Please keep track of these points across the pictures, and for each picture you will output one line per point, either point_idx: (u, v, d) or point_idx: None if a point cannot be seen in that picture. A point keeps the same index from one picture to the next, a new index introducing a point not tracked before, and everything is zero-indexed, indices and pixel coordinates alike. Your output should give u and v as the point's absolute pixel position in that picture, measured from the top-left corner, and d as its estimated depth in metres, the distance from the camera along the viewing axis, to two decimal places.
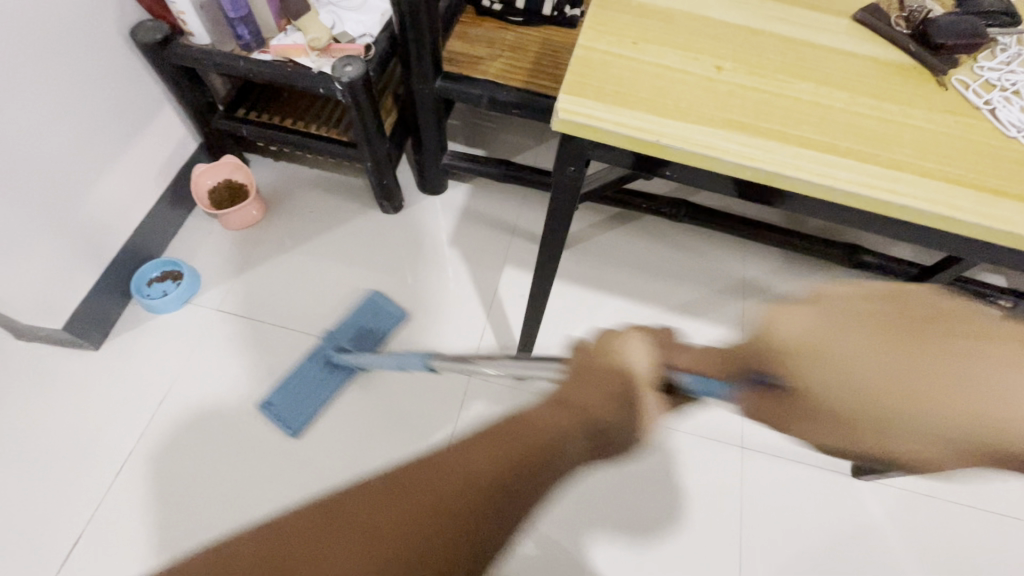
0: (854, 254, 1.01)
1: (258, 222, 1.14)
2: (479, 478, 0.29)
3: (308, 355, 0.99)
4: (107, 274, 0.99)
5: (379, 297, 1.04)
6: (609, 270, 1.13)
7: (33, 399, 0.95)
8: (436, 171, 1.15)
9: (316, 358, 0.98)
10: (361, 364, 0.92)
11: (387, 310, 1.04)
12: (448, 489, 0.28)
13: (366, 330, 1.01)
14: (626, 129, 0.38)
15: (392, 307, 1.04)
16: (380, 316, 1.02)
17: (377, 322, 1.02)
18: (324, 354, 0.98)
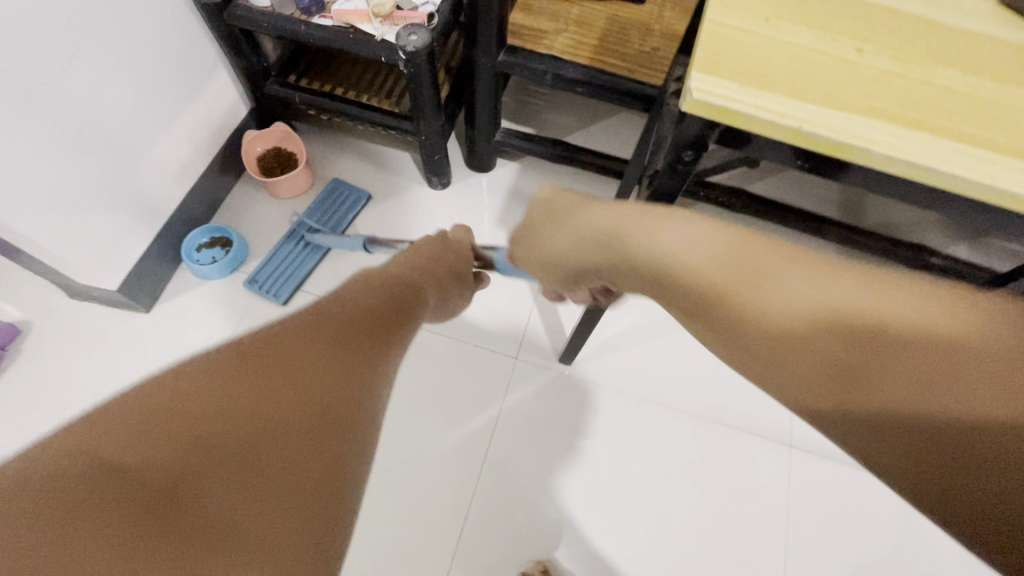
0: (925, 252, 0.99)
1: (305, 191, 1.13)
2: (303, 478, 0.35)
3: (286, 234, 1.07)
4: (159, 239, 0.99)
5: (339, 184, 1.12)
6: None
7: (86, 359, 0.96)
8: (488, 148, 1.12)
9: (294, 238, 1.06)
10: (324, 240, 1.02)
11: (347, 193, 1.12)
12: (252, 512, 0.32)
13: (339, 219, 1.09)
14: (765, 114, 0.35)
15: (353, 189, 1.12)
16: (337, 198, 1.11)
17: (343, 210, 1.10)
18: (301, 232, 1.06)
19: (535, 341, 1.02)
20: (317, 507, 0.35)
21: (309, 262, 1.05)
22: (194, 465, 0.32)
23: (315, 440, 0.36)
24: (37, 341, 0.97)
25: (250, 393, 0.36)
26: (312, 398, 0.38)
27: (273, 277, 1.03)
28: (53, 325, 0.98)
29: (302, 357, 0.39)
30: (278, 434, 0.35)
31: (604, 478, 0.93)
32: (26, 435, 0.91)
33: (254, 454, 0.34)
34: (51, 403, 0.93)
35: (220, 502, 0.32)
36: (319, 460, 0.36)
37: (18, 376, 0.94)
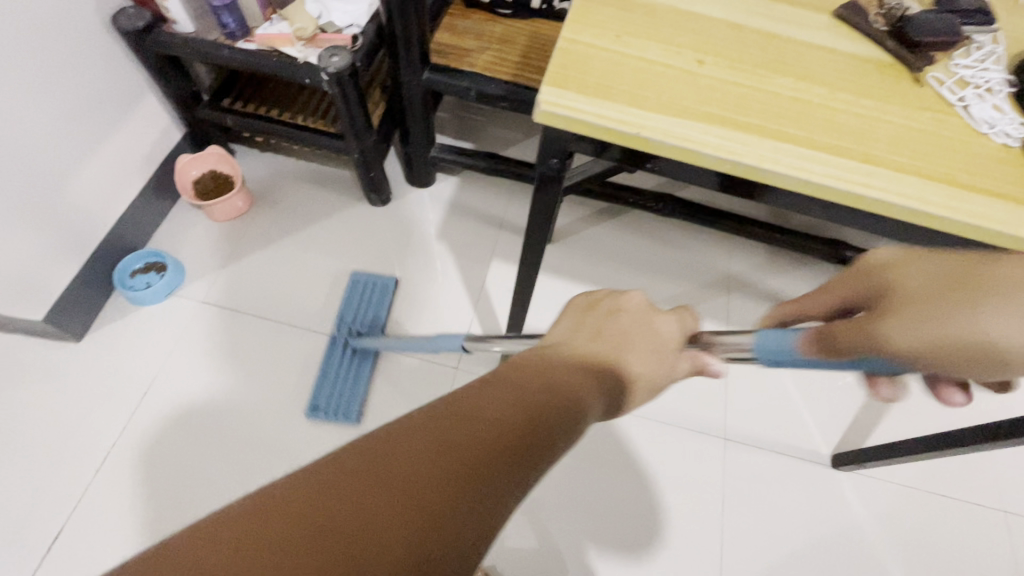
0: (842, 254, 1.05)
1: (244, 212, 1.13)
2: (453, 455, 0.25)
3: (330, 344, 1.00)
4: (89, 266, 0.97)
5: (361, 279, 1.07)
6: (598, 263, 1.15)
7: (12, 392, 0.93)
8: (425, 164, 1.15)
9: (339, 346, 0.99)
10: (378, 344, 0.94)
11: (374, 283, 1.06)
12: (410, 497, 0.24)
13: (380, 320, 1.02)
14: (606, 122, 0.38)
15: (379, 279, 1.07)
16: (363, 292, 1.05)
17: (379, 309, 1.03)
18: (343, 339, 0.99)
19: None
20: (479, 475, 0.26)
21: (367, 368, 0.98)
22: (425, 438, 0.26)
23: (502, 444, 0.27)
24: None
25: (439, 414, 0.27)
26: (536, 393, 0.31)
27: (354, 394, 0.95)
28: None
29: (528, 361, 0.34)
30: (414, 428, 0.26)
31: (546, 483, 0.94)
32: None
33: (391, 443, 0.25)
34: None
35: (396, 493, 0.24)
36: (490, 436, 0.27)
37: None
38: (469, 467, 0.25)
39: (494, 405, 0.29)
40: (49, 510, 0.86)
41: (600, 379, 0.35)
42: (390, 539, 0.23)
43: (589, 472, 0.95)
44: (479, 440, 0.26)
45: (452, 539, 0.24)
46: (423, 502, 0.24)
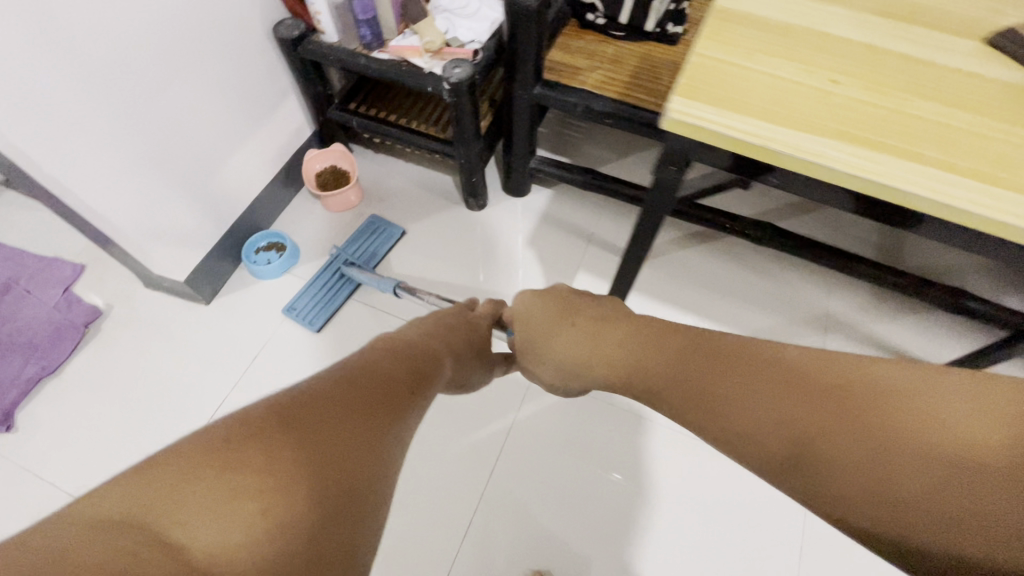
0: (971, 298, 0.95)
1: (354, 206, 1.23)
2: (328, 486, 0.34)
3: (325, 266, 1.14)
4: (225, 240, 1.11)
5: (378, 220, 1.20)
6: (685, 287, 1.13)
7: (150, 340, 1.07)
8: (523, 174, 1.20)
9: (332, 268, 1.13)
10: (359, 276, 1.08)
11: (385, 228, 1.19)
12: (332, 467, 0.35)
13: (379, 253, 1.16)
14: (735, 134, 0.40)
15: (390, 226, 1.19)
16: (376, 234, 1.18)
17: (382, 244, 1.17)
18: (338, 265, 1.13)
19: None
20: (349, 503, 0.35)
21: (341, 294, 1.11)
22: (297, 444, 0.34)
23: (378, 409, 0.40)
24: (114, 323, 1.08)
25: (315, 415, 0.37)
26: (378, 387, 0.42)
27: (330, 309, 1.09)
28: (128, 310, 1.09)
29: (366, 364, 0.44)
30: (305, 433, 0.35)
31: (605, 494, 0.94)
32: (94, 405, 1.01)
33: (306, 431, 0.35)
34: (117, 377, 1.03)
35: (316, 458, 0.34)
36: (370, 441, 0.37)
37: (88, 354, 1.05)
38: (386, 398, 0.42)
39: (390, 356, 0.48)
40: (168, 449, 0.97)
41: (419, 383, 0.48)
42: (305, 508, 0.33)
43: (637, 483, 0.95)
44: (383, 378, 0.44)
45: (389, 439, 0.39)
46: (338, 476, 0.34)
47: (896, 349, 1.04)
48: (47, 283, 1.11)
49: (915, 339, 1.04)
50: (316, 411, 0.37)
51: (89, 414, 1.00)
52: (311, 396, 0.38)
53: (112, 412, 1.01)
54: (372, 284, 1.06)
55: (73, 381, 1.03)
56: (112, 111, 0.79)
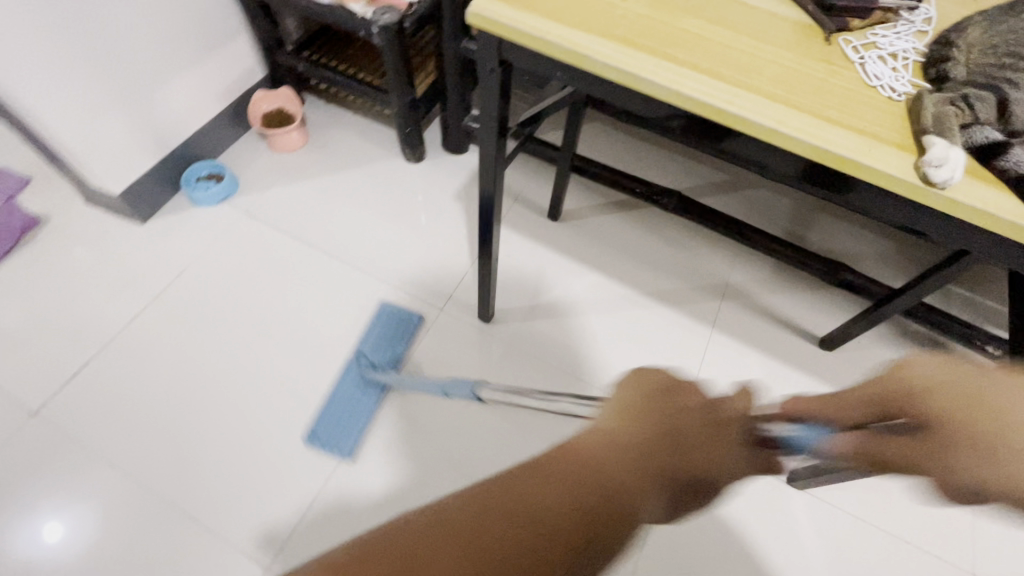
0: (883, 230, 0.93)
1: (297, 148, 1.29)
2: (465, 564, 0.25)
3: (343, 373, 0.99)
4: (164, 163, 1.16)
5: (235, 181, 1.22)
6: (597, 247, 1.19)
7: (81, 250, 1.11)
8: (457, 131, 1.26)
9: (351, 378, 0.98)
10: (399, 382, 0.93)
11: (400, 313, 1.05)
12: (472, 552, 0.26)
13: (397, 355, 1.01)
14: (519, 27, 0.46)
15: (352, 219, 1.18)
16: (291, 207, 1.20)
17: (400, 344, 1.02)
18: (358, 370, 0.99)
19: (464, 301, 1.10)
20: (572, 542, 0.26)
21: (371, 404, 0.96)
22: (512, 516, 0.27)
23: (587, 481, 0.28)
24: (50, 231, 1.13)
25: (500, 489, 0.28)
26: (568, 462, 0.29)
27: (357, 438, 0.94)
28: (65, 220, 1.14)
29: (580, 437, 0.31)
30: (528, 478, 0.28)
31: (517, 457, 0.96)
32: (16, 303, 1.05)
33: (520, 495, 0.27)
34: (44, 280, 1.08)
35: (494, 542, 0.26)
36: (566, 494, 0.27)
37: (20, 258, 1.10)
38: (588, 474, 0.28)
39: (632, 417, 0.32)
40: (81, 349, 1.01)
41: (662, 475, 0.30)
42: None
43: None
44: (665, 452, 0.31)
45: (646, 504, 0.29)
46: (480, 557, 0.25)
47: (781, 317, 1.12)
48: None
49: (797, 310, 1.13)
50: (501, 493, 0.27)
51: (9, 311, 1.04)
52: (527, 465, 0.29)
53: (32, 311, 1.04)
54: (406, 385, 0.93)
55: (1, 279, 1.07)
56: (53, 15, 0.85)
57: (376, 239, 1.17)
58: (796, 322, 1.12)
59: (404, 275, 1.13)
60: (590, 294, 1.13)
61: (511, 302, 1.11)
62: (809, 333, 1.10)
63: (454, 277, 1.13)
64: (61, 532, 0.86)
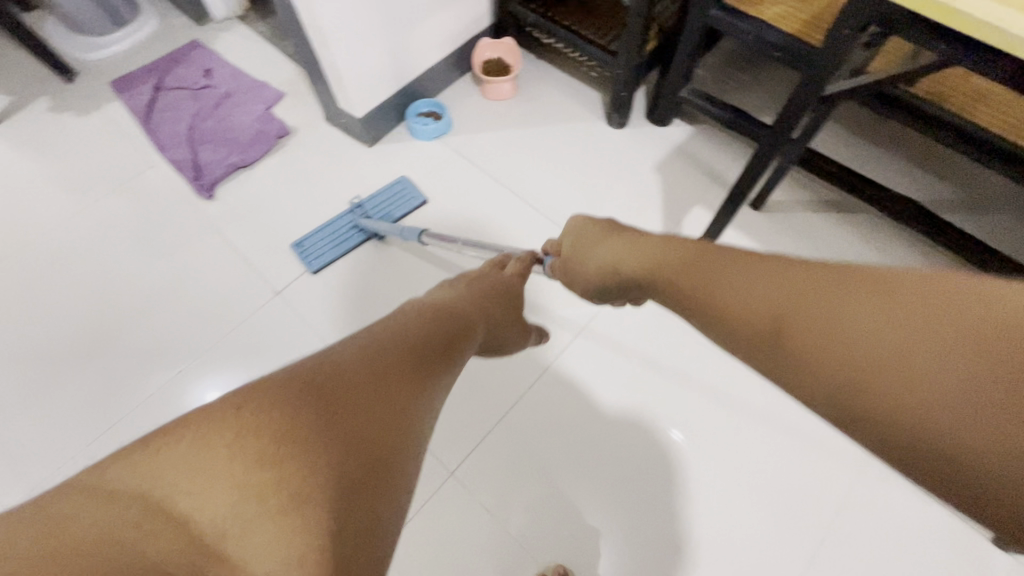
0: None
1: (508, 98, 1.35)
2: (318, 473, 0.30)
3: (347, 211, 1.18)
4: (398, 95, 1.27)
5: (405, 182, 1.21)
6: (800, 245, 1.12)
7: (320, 162, 1.27)
8: (670, 102, 1.23)
9: (347, 219, 1.17)
10: (374, 227, 1.12)
11: (408, 193, 1.20)
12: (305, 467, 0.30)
13: (394, 214, 1.18)
14: None
15: (413, 192, 1.20)
16: (398, 195, 1.20)
17: (399, 207, 1.18)
18: (354, 216, 1.16)
19: None
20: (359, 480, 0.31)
21: (351, 242, 1.15)
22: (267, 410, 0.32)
23: (388, 387, 0.37)
24: (297, 141, 1.29)
25: (310, 395, 0.34)
26: (389, 352, 0.40)
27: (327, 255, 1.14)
28: (311, 134, 1.30)
29: (393, 338, 0.42)
30: (309, 394, 0.33)
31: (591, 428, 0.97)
32: (267, 198, 1.22)
33: (334, 402, 0.34)
34: (289, 183, 1.24)
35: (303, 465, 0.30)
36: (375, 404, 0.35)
37: (271, 161, 1.27)
38: (386, 368, 0.38)
39: (426, 324, 0.49)
40: (314, 248, 1.17)
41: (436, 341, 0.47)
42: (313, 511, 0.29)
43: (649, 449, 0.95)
44: (408, 344, 0.43)
45: (412, 429, 0.36)
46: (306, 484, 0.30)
47: None
48: (255, 99, 1.35)
49: None
50: (317, 399, 0.33)
51: (262, 203, 1.22)
52: (311, 375, 0.35)
53: (278, 207, 1.21)
54: (394, 233, 1.10)
55: (257, 175, 1.25)
56: None
57: (571, 196, 1.21)
58: None
59: None
60: None
61: None
62: None
63: None
64: (218, 394, 1.03)
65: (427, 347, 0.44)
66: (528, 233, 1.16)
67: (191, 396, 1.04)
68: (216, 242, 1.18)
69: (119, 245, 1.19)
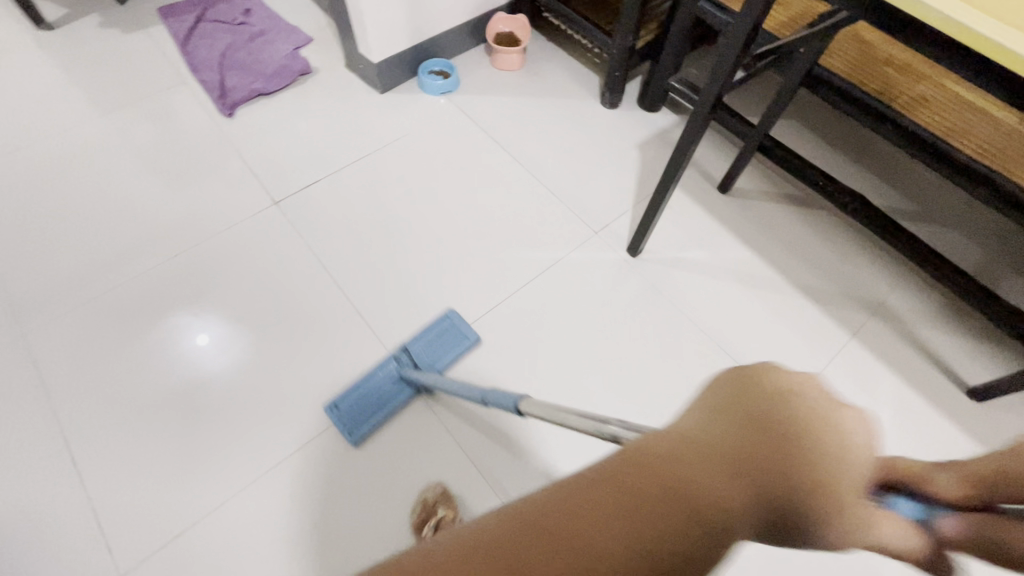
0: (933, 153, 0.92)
1: (514, 69, 1.46)
2: None
3: (402, 365, 0.99)
4: (414, 51, 1.39)
5: (453, 317, 1.06)
6: (756, 228, 1.22)
7: (334, 99, 1.38)
8: (659, 88, 1.34)
9: (390, 371, 1.00)
10: (424, 380, 0.95)
11: (459, 331, 1.05)
12: None
13: (445, 358, 1.02)
14: None
15: (465, 330, 1.05)
16: (446, 337, 1.04)
17: (451, 349, 1.03)
18: (400, 368, 0.99)
19: (618, 232, 1.20)
20: None
21: (399, 403, 0.98)
22: None
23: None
24: (316, 80, 1.41)
25: None
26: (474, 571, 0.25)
27: (381, 416, 0.97)
28: (330, 75, 1.42)
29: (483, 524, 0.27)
30: None
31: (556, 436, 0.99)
32: (281, 125, 1.34)
33: None
34: (303, 114, 1.35)
35: None
36: None
37: (291, 93, 1.39)
38: (526, 537, 0.26)
39: (681, 426, 0.32)
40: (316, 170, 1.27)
41: (711, 456, 0.30)
42: None
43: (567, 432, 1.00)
44: (587, 496, 0.27)
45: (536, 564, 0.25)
46: None
47: (931, 354, 1.08)
48: (283, 39, 1.47)
49: (951, 353, 1.08)
50: None
51: (276, 129, 1.33)
52: None
53: (290, 133, 1.32)
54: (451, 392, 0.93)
55: (275, 104, 1.37)
56: None
57: (556, 161, 1.31)
58: (949, 365, 1.07)
59: (573, 196, 1.25)
60: (735, 264, 1.17)
61: (660, 248, 1.18)
62: (957, 379, 1.06)
63: (616, 212, 1.23)
64: (206, 338, 1.06)
65: (660, 447, 0.30)
66: (513, 186, 1.26)
67: (171, 319, 1.08)
68: (226, 156, 1.29)
69: (141, 147, 1.31)
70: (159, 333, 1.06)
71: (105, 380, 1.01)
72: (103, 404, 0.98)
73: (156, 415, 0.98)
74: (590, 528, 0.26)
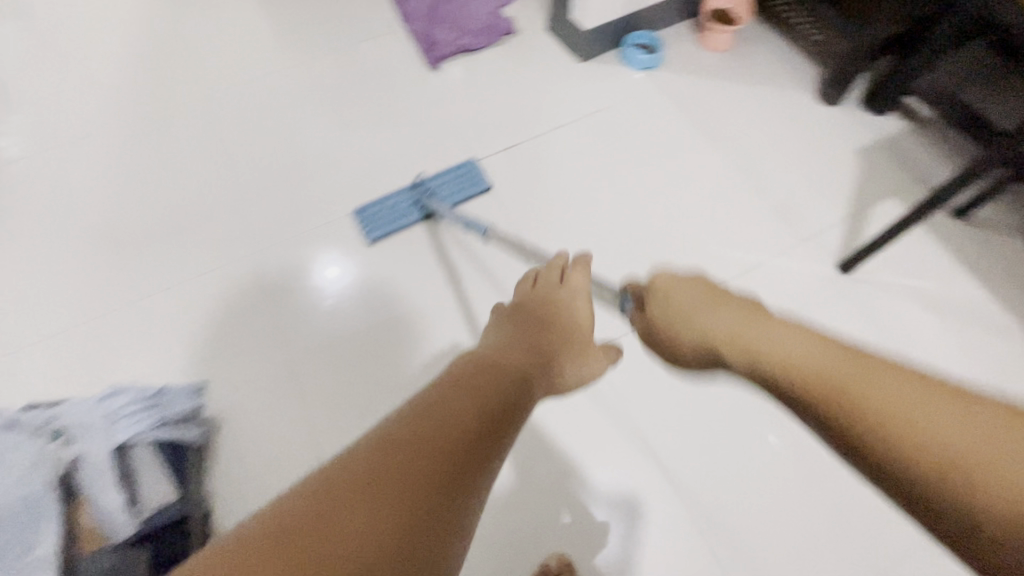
0: None
1: (723, 50, 1.37)
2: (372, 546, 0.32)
3: (411, 189, 1.17)
4: (624, 21, 1.33)
5: (472, 165, 1.20)
6: (993, 264, 1.07)
7: (534, 63, 1.37)
8: (898, 90, 1.19)
9: (410, 197, 1.17)
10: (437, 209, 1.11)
11: (473, 177, 1.19)
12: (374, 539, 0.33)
13: (459, 196, 1.17)
14: None
15: (480, 177, 1.19)
16: (462, 178, 1.19)
17: (464, 189, 1.18)
18: (418, 195, 1.16)
19: (825, 242, 1.11)
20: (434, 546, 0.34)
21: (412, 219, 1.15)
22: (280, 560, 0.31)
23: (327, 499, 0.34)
24: (518, 41, 1.41)
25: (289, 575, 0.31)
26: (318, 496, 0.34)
27: (394, 228, 1.14)
28: (531, 38, 1.41)
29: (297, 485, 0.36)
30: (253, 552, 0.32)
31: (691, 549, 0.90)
32: (482, 82, 1.35)
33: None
34: (502, 75, 1.36)
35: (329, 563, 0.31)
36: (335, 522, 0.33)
37: (492, 52, 1.39)
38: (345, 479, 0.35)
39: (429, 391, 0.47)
40: (513, 133, 1.28)
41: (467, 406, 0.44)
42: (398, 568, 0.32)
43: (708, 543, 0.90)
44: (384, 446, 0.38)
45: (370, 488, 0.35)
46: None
47: None
48: None
49: None
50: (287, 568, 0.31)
51: (476, 86, 1.35)
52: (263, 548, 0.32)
53: (489, 92, 1.34)
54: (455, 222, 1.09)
55: (477, 61, 1.38)
56: None
57: (762, 154, 1.22)
58: None
59: (778, 195, 1.17)
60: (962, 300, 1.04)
61: (875, 269, 1.07)
62: None
63: (825, 220, 1.13)
64: (334, 272, 1.12)
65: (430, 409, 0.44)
66: (712, 176, 1.20)
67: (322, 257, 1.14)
68: (426, 106, 1.33)
69: (350, 86, 1.37)
70: (329, 270, 1.12)
71: (312, 311, 1.08)
72: (312, 336, 1.06)
73: (351, 345, 1.05)
74: (404, 456, 0.37)
